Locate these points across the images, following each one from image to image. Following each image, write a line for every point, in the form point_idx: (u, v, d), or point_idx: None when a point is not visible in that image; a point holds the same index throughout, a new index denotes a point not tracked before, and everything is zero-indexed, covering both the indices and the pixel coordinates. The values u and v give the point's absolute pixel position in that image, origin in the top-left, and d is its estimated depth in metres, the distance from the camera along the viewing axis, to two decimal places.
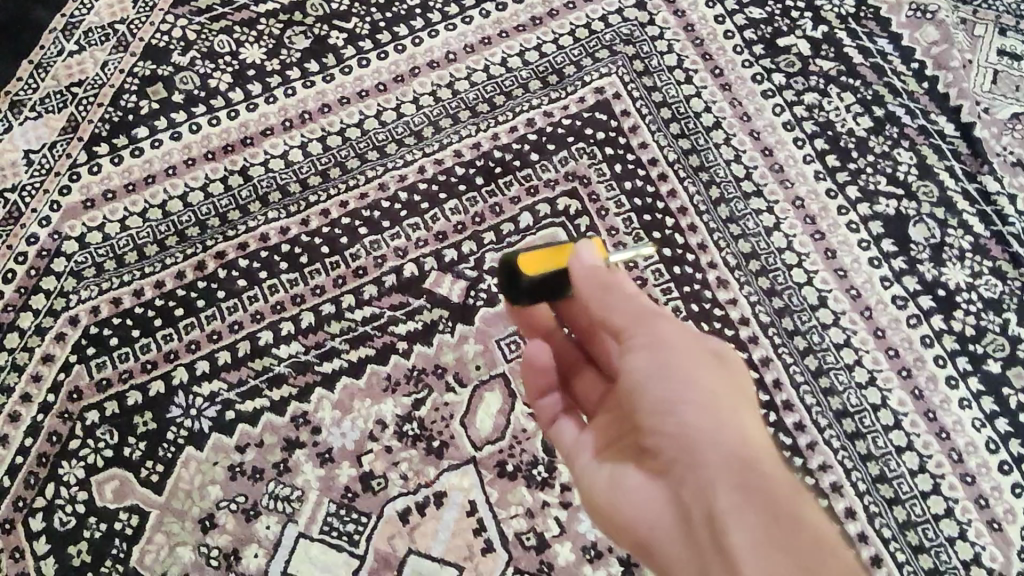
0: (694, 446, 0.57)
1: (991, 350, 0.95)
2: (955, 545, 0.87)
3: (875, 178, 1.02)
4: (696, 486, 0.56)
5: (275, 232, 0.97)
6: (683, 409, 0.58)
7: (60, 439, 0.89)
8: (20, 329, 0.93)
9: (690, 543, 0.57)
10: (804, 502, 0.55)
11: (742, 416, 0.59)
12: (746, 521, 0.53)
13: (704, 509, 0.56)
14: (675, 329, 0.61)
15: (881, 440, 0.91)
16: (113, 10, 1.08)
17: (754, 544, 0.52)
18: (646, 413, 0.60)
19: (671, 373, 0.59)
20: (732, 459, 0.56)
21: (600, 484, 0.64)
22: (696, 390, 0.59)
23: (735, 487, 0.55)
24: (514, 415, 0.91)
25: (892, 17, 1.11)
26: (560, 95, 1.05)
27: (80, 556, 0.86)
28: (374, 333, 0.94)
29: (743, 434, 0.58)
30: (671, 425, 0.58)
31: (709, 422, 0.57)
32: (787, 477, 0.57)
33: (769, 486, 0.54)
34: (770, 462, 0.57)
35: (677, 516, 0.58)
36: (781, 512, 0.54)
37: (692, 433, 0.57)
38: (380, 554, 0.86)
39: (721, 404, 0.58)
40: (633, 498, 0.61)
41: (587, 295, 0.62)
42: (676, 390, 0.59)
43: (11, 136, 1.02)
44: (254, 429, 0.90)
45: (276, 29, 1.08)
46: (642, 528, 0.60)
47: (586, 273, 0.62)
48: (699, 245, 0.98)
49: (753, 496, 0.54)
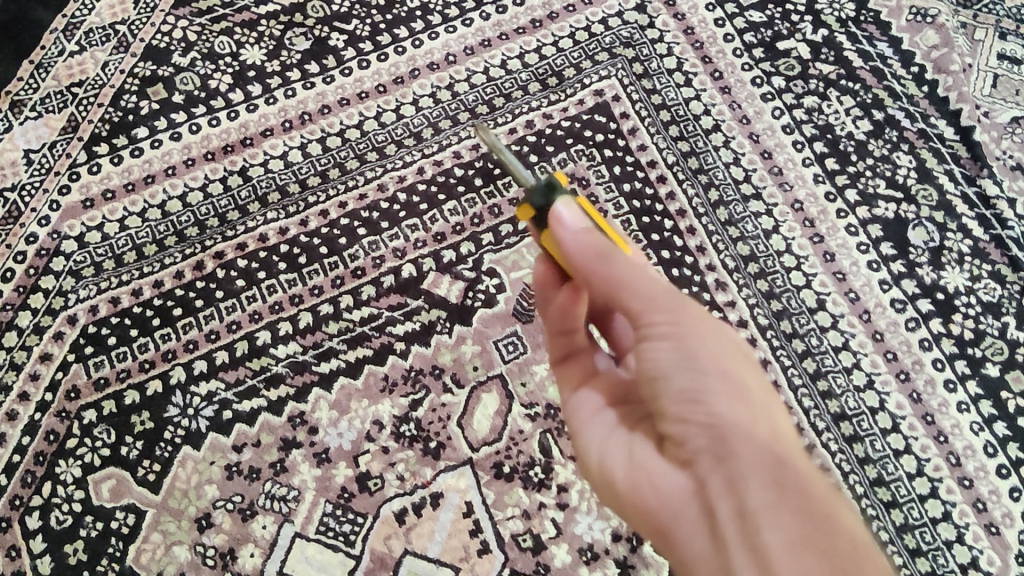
0: (722, 438, 0.55)
1: (990, 353, 0.95)
2: (952, 548, 0.87)
3: (875, 181, 1.02)
4: (723, 478, 0.55)
5: (274, 233, 0.97)
6: (714, 400, 0.56)
7: (58, 438, 0.89)
8: (19, 327, 0.93)
9: (715, 538, 0.55)
10: (836, 501, 0.55)
11: (774, 413, 0.58)
12: (781, 521, 0.52)
13: (733, 502, 0.54)
14: (703, 311, 0.59)
15: (879, 443, 0.91)
16: (115, 11, 1.08)
17: (789, 546, 0.51)
18: (673, 400, 0.58)
19: (699, 362, 0.57)
20: (764, 453, 0.55)
21: (617, 468, 0.62)
22: (725, 382, 0.57)
23: (768, 484, 0.54)
24: (512, 416, 0.91)
25: (893, 21, 1.11)
26: (560, 97, 1.05)
27: (76, 554, 0.86)
28: (372, 334, 0.94)
29: (776, 430, 0.57)
30: (699, 414, 0.56)
31: (743, 414, 0.56)
32: (819, 478, 0.56)
33: (802, 484, 0.54)
34: (801, 461, 0.56)
35: (702, 510, 0.56)
36: (815, 510, 0.53)
37: (722, 423, 0.56)
38: (377, 554, 0.86)
39: (752, 397, 0.57)
40: (653, 485, 0.59)
41: (586, 267, 0.59)
42: (706, 379, 0.57)
43: (12, 135, 1.02)
44: (252, 429, 0.90)
45: (277, 30, 1.09)
46: (663, 517, 0.58)
47: (579, 245, 0.59)
48: (698, 248, 0.98)
49: (788, 493, 0.53)
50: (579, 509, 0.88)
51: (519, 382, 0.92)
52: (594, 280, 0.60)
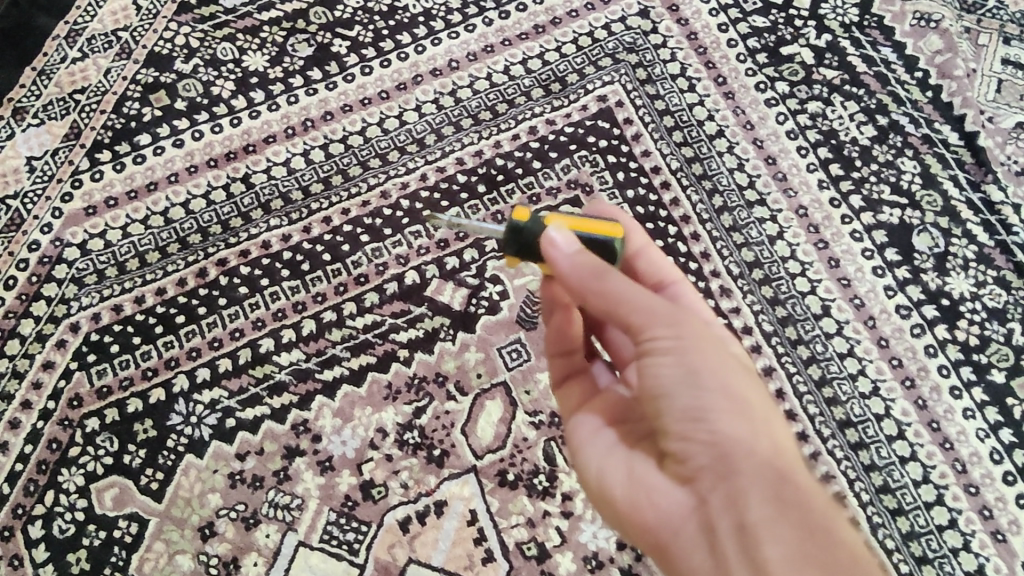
0: (722, 454, 0.55)
1: (996, 359, 0.94)
2: (959, 556, 0.87)
3: (880, 187, 1.02)
4: (723, 494, 0.55)
5: (277, 239, 0.97)
6: (715, 416, 0.56)
7: (60, 446, 0.89)
8: (21, 335, 0.93)
9: (715, 553, 0.55)
10: (836, 514, 0.55)
11: (774, 426, 0.58)
12: (781, 536, 0.52)
13: (734, 518, 0.54)
14: (702, 323, 0.59)
15: (885, 450, 0.90)
16: (117, 17, 1.08)
17: (789, 560, 0.51)
18: (675, 417, 0.57)
19: (701, 378, 0.56)
20: (765, 468, 0.55)
21: (618, 484, 0.62)
22: (728, 398, 0.57)
23: (770, 500, 0.54)
24: (516, 423, 0.91)
25: (896, 26, 1.11)
26: (564, 103, 1.05)
27: (78, 563, 0.85)
28: (375, 341, 0.93)
29: (776, 444, 0.57)
30: (700, 430, 0.56)
31: (743, 430, 0.56)
32: (818, 490, 0.56)
33: (801, 498, 0.54)
34: (800, 474, 0.56)
35: (702, 524, 0.56)
36: (815, 523, 0.53)
37: (723, 439, 0.56)
38: (381, 563, 0.86)
39: (752, 412, 0.57)
40: (653, 501, 0.59)
41: (579, 283, 0.59)
42: (707, 396, 0.56)
43: (14, 142, 1.02)
44: (255, 437, 0.90)
45: (280, 36, 1.08)
46: (663, 531, 0.58)
47: (574, 263, 0.59)
48: (702, 254, 0.98)
49: (788, 507, 0.53)
50: (584, 518, 0.87)
51: (522, 390, 0.92)
52: (593, 298, 0.59)
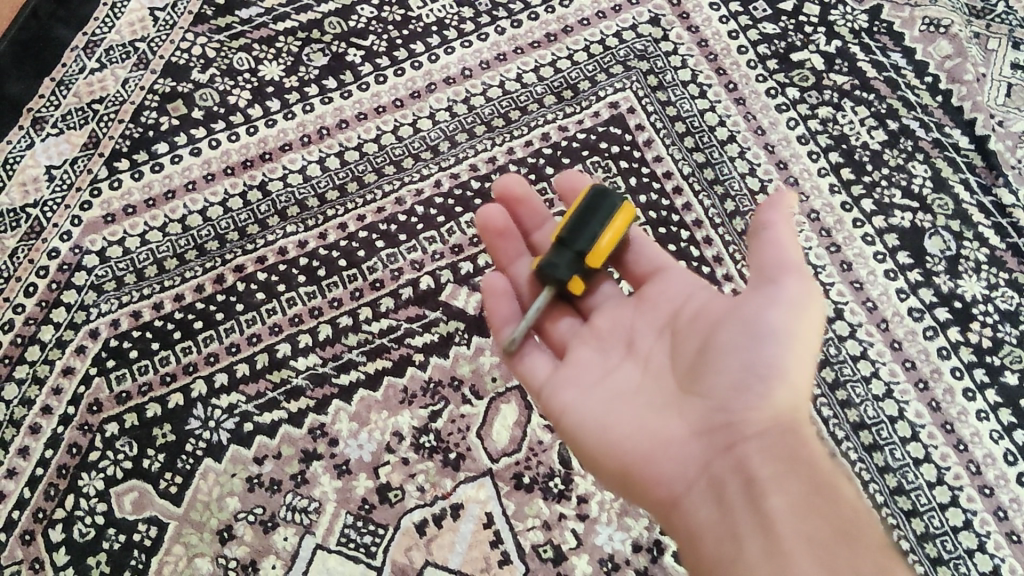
0: (753, 419, 0.63)
1: (1009, 362, 0.95)
2: (974, 557, 0.87)
3: (891, 191, 1.03)
4: (741, 453, 0.62)
5: (294, 246, 0.99)
6: (760, 382, 0.63)
7: (80, 451, 0.90)
8: (41, 341, 0.94)
9: (721, 504, 0.61)
10: (843, 484, 0.61)
11: (801, 404, 0.64)
12: (787, 493, 0.59)
13: (747, 474, 0.61)
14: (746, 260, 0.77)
15: (899, 452, 0.90)
16: (135, 28, 1.10)
17: (791, 511, 0.58)
18: (726, 372, 0.64)
19: (760, 343, 0.63)
20: (785, 433, 0.62)
21: (629, 440, 0.66)
22: (776, 369, 0.63)
23: (782, 462, 0.61)
24: (530, 427, 0.91)
25: (906, 32, 1.12)
26: (576, 109, 1.06)
27: (99, 567, 0.86)
28: (391, 346, 0.94)
29: (800, 418, 0.63)
30: (743, 395, 0.63)
31: (782, 399, 0.63)
32: (830, 465, 0.62)
33: (811, 464, 0.61)
34: (814, 447, 0.62)
35: (713, 479, 0.63)
36: (822, 482, 0.60)
37: (758, 407, 0.63)
38: (398, 565, 0.86)
39: (791, 384, 0.63)
40: (668, 457, 0.65)
41: (772, 227, 0.66)
42: (759, 360, 0.63)
43: (34, 152, 1.03)
44: (272, 441, 0.90)
45: (296, 46, 1.10)
46: (674, 483, 0.64)
47: (775, 219, 0.66)
48: (715, 257, 0.99)
49: (798, 467, 0.60)
50: (599, 521, 0.88)
51: None
52: (767, 244, 0.66)
